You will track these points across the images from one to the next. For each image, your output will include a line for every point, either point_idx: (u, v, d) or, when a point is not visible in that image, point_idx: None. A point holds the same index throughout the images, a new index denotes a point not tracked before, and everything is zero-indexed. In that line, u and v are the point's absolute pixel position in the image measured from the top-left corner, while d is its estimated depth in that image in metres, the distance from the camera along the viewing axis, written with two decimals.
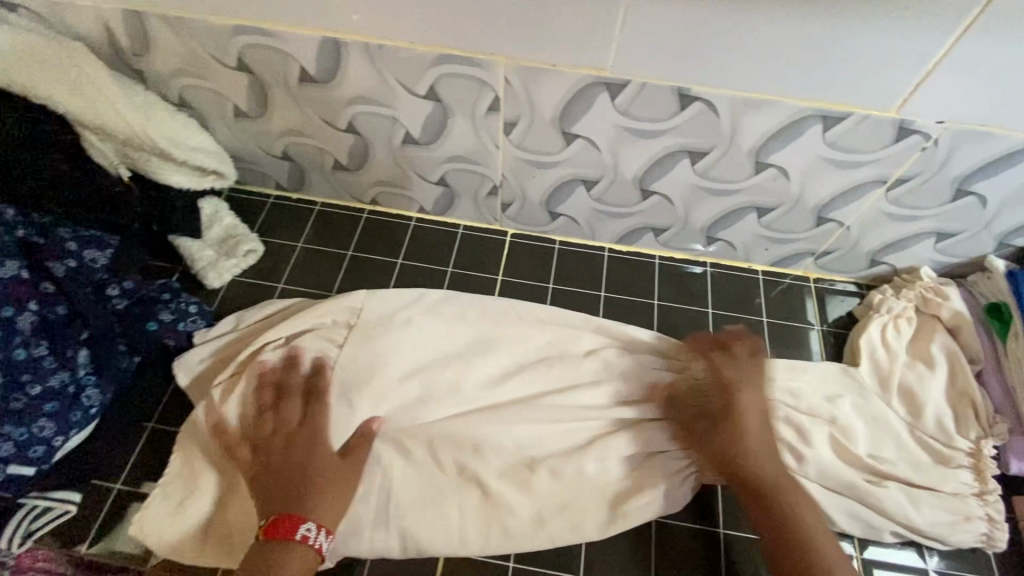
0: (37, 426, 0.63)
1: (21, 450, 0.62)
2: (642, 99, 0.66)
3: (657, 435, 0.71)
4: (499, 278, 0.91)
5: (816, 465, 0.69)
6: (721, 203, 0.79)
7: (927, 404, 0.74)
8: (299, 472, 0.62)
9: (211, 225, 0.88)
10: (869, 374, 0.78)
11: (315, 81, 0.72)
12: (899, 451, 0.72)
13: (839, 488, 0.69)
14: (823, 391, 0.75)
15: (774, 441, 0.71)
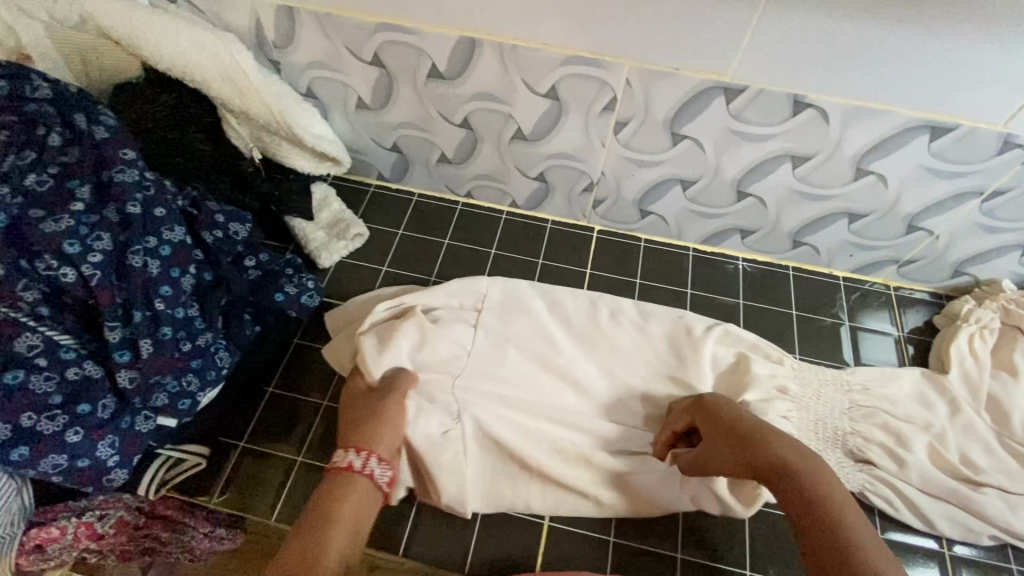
0: (187, 382, 0.67)
1: (171, 404, 0.66)
2: (757, 104, 0.70)
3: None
4: (588, 271, 0.95)
5: (914, 466, 0.73)
6: (814, 208, 0.83)
7: (1019, 415, 0.76)
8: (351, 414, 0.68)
9: (321, 209, 0.94)
10: (956, 380, 0.81)
11: (443, 77, 0.78)
12: (994, 458, 0.74)
13: (936, 490, 0.72)
14: (912, 395, 0.80)
15: (869, 443, 0.75)
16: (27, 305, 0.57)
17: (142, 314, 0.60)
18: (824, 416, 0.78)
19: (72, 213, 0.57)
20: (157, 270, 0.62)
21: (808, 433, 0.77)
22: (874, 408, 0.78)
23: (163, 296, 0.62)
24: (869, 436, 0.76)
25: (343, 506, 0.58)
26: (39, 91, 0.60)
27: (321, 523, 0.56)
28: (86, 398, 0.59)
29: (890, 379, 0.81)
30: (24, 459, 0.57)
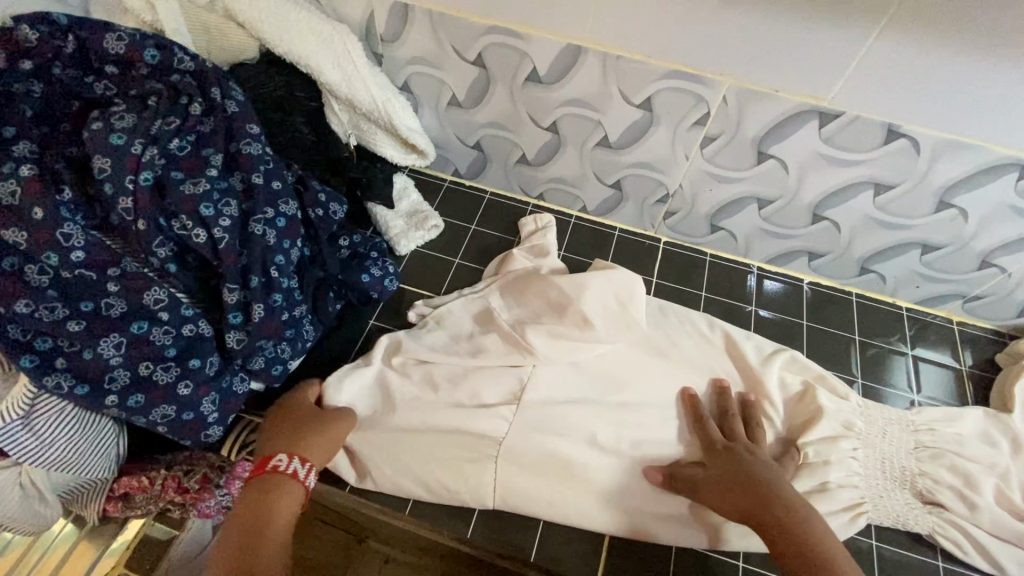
0: (281, 350, 0.71)
1: (265, 367, 0.69)
2: (849, 130, 0.72)
3: (826, 470, 0.75)
4: (654, 280, 0.97)
5: (986, 509, 0.74)
6: (889, 236, 0.85)
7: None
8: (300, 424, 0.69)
9: (400, 198, 0.97)
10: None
11: (541, 82, 0.81)
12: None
13: (1008, 536, 0.73)
14: (979, 433, 0.81)
15: (939, 485, 0.76)
16: (158, 261, 0.60)
17: (257, 280, 0.64)
18: (892, 454, 0.79)
19: (209, 177, 0.62)
20: (274, 240, 0.66)
21: (877, 471, 0.78)
22: (942, 449, 0.78)
23: (277, 266, 0.66)
24: (938, 478, 0.76)
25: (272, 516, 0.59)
26: (183, 63, 0.64)
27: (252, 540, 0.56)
28: (196, 354, 0.63)
29: (957, 420, 0.81)
30: (138, 406, 0.60)
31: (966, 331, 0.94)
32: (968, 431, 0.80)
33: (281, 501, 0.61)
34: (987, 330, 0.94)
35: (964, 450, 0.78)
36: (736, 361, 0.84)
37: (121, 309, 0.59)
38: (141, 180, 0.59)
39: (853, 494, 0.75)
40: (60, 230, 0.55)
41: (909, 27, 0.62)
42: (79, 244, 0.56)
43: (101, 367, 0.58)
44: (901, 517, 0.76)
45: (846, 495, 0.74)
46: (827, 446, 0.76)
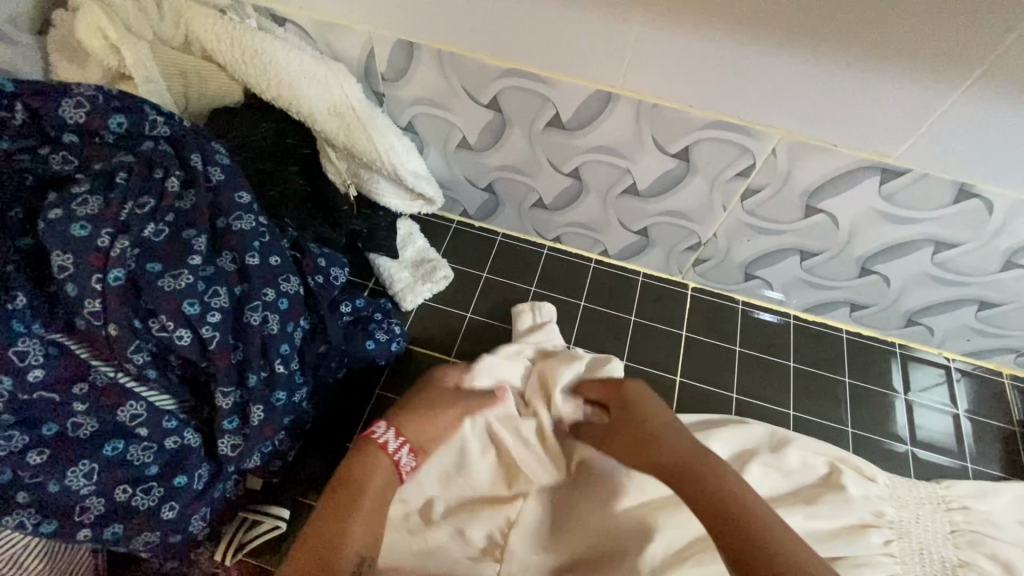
0: (280, 442, 0.62)
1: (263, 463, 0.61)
2: (914, 187, 0.65)
3: (858, 569, 0.66)
4: (683, 333, 0.89)
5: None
6: (944, 292, 0.77)
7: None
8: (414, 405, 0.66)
9: (405, 245, 0.88)
10: None
11: (564, 127, 0.72)
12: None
13: None
14: (1016, 514, 0.73)
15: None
16: (134, 367, 0.52)
17: (255, 377, 0.55)
18: (927, 543, 0.70)
19: (191, 266, 0.53)
20: (275, 326, 0.57)
21: (915, 565, 0.69)
22: (979, 535, 0.71)
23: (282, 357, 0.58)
24: (978, 568, 0.68)
25: (375, 476, 0.58)
26: (156, 128, 0.57)
27: (354, 498, 0.56)
28: (183, 469, 0.54)
29: (1002, 501, 0.73)
30: (116, 537, 0.53)
31: (1017, 385, 0.87)
32: (1003, 511, 0.73)
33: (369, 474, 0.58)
34: None
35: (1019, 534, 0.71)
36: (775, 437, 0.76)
37: (92, 429, 0.50)
38: (110, 279, 0.50)
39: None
40: (13, 347, 0.47)
41: (997, 85, 0.54)
42: (37, 361, 0.48)
43: (71, 498, 0.50)
44: None
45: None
46: (855, 538, 0.68)
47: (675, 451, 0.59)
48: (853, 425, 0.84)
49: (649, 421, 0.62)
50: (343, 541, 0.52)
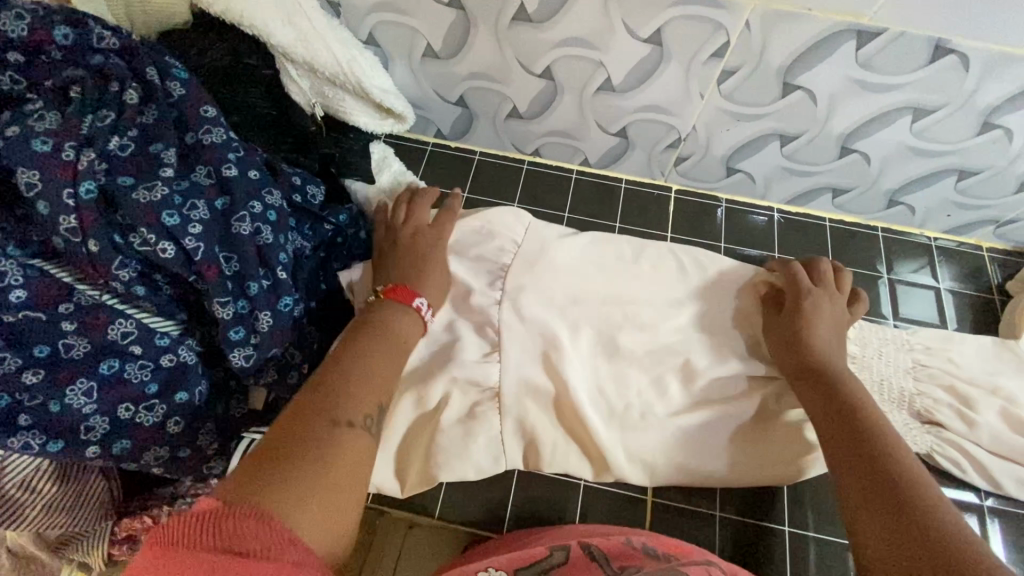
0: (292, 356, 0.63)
1: (278, 378, 0.62)
2: (891, 49, 0.64)
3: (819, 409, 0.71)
4: (668, 236, 0.89)
5: (985, 428, 0.72)
6: (923, 165, 0.77)
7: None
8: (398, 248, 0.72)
9: (380, 169, 0.84)
10: None
11: (529, 21, 0.70)
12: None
13: (1005, 450, 0.72)
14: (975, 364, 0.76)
15: (937, 404, 0.74)
16: (122, 285, 0.51)
17: (257, 286, 0.55)
18: (885, 378, 0.76)
19: (165, 179, 0.52)
20: (269, 237, 0.57)
21: (874, 395, 0.75)
22: (936, 368, 0.76)
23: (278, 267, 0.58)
24: (935, 397, 0.75)
25: (395, 324, 0.63)
26: (104, 40, 0.54)
27: (354, 353, 0.57)
28: (182, 386, 0.55)
29: (964, 350, 0.77)
30: (125, 452, 0.54)
31: (995, 258, 0.89)
32: (965, 353, 0.77)
33: (391, 324, 0.63)
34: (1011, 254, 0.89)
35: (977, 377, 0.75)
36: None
37: (85, 349, 0.50)
38: (82, 193, 0.48)
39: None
40: None
41: None
42: (17, 282, 0.48)
43: (75, 419, 0.50)
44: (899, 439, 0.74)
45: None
46: None
47: (822, 357, 0.64)
48: None
49: (814, 336, 0.65)
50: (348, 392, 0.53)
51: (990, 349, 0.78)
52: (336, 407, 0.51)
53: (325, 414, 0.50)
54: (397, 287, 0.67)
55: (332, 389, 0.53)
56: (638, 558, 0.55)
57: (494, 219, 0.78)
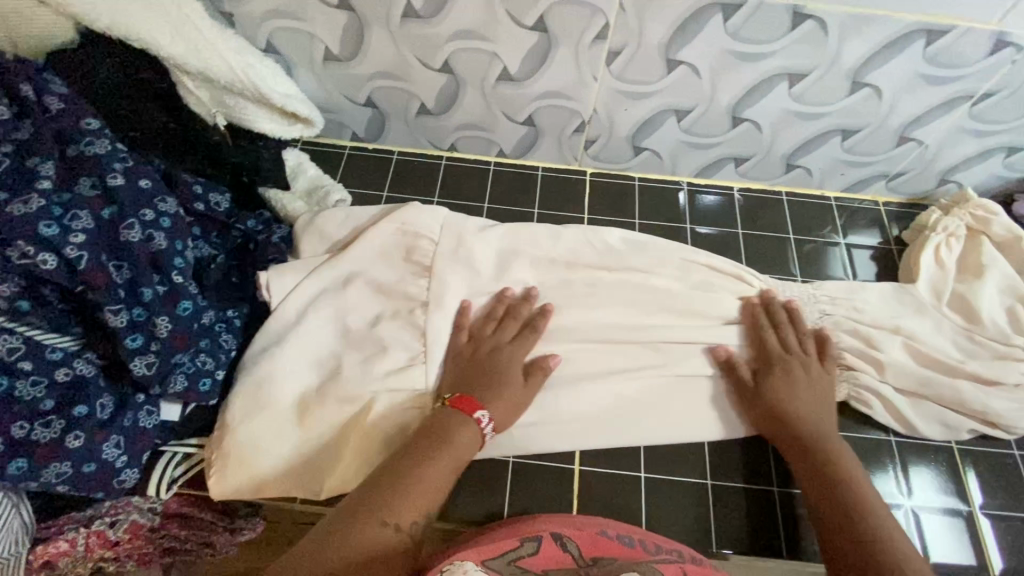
0: (202, 362, 0.63)
1: (191, 385, 0.62)
2: (755, 20, 0.68)
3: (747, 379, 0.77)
4: (585, 216, 0.92)
5: (890, 368, 0.77)
6: (810, 128, 0.82)
7: (984, 308, 0.80)
8: (486, 368, 0.70)
9: (295, 177, 0.87)
10: (927, 287, 0.84)
11: (419, 16, 0.72)
12: (965, 349, 0.79)
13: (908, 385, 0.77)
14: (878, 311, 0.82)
15: (844, 350, 0.79)
16: (7, 301, 0.52)
17: (151, 292, 0.56)
18: None
19: (41, 191, 0.52)
20: (164, 242, 0.58)
21: None
22: (841, 318, 0.81)
23: (178, 269, 0.59)
24: (842, 344, 0.79)
25: (456, 442, 0.64)
26: None
27: (428, 449, 0.62)
28: (81, 399, 0.55)
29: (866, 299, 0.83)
30: (23, 472, 0.52)
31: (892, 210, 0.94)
32: (866, 301, 0.82)
33: (451, 439, 0.64)
34: (908, 206, 0.94)
35: (879, 323, 0.80)
36: (670, 277, 0.83)
37: None
38: None
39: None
40: None
41: None
42: None
43: None
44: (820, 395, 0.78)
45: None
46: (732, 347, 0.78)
47: (812, 429, 0.68)
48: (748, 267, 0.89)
49: (785, 402, 0.70)
50: (412, 482, 0.59)
51: (890, 295, 0.83)
52: (389, 505, 0.57)
53: (376, 510, 0.56)
54: (463, 396, 0.67)
55: (384, 484, 0.59)
56: (620, 548, 0.57)
57: (409, 218, 0.80)
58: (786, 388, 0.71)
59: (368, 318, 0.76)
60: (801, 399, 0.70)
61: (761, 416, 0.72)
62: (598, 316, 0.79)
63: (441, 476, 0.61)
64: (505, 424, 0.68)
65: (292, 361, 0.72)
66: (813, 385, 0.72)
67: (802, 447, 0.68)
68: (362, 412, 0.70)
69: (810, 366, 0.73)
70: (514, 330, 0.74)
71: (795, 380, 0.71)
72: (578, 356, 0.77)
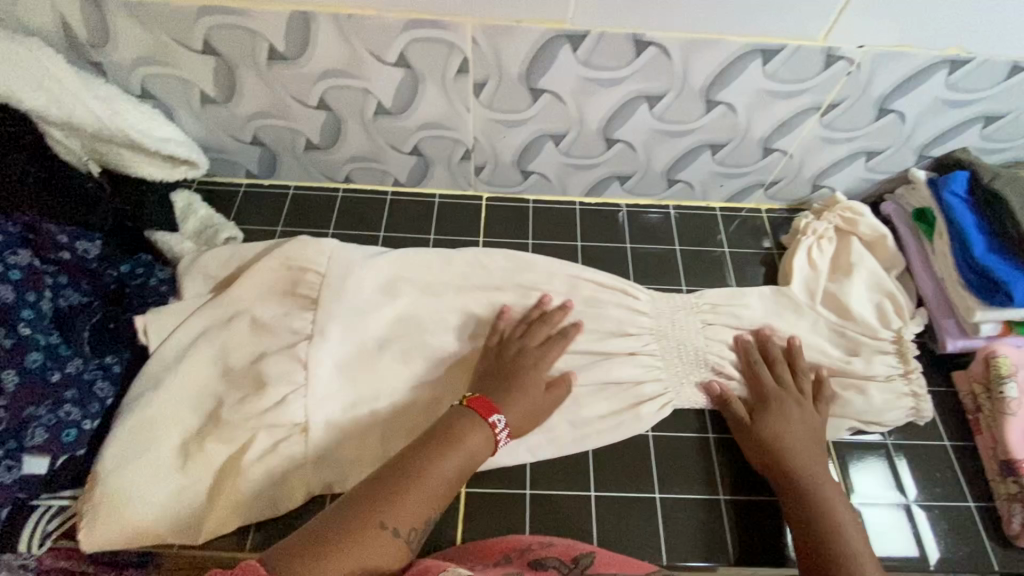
0: (64, 412, 0.66)
1: (52, 436, 0.65)
2: (601, 48, 0.71)
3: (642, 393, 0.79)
4: (479, 239, 0.94)
5: None
6: (679, 144, 0.86)
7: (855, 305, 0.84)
8: (517, 368, 0.74)
9: (185, 218, 0.87)
10: (800, 287, 0.87)
11: (284, 58, 0.74)
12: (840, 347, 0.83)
13: None
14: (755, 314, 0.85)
15: (724, 355, 0.82)
16: None
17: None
18: (680, 341, 0.83)
19: None
20: (9, 296, 0.64)
21: (668, 355, 0.82)
22: (721, 324, 0.84)
23: (25, 321, 0.65)
24: (722, 350, 0.82)
25: (467, 445, 0.63)
26: None
27: (433, 453, 0.62)
28: None
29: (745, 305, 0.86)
30: None
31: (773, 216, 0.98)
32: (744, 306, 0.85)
33: (466, 440, 0.63)
34: (790, 211, 0.98)
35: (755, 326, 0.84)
36: (558, 294, 0.85)
37: None
38: None
39: (655, 386, 0.80)
40: None
41: None
42: None
43: None
44: (702, 402, 0.80)
45: (648, 388, 0.80)
46: (617, 359, 0.81)
47: (783, 469, 0.70)
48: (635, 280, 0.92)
49: (783, 439, 0.72)
50: (404, 491, 0.58)
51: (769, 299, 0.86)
52: (372, 514, 0.55)
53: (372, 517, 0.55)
54: (478, 396, 0.69)
55: (388, 494, 0.57)
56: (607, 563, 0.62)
57: (294, 252, 0.81)
58: (777, 430, 0.73)
59: (253, 356, 0.76)
60: (789, 437, 0.72)
61: (756, 458, 0.73)
62: (484, 338, 0.81)
63: (449, 471, 0.61)
64: (519, 426, 0.70)
65: (173, 403, 0.72)
66: (808, 422, 0.73)
67: (782, 489, 0.69)
68: (246, 448, 0.71)
69: (784, 404, 0.75)
70: (547, 334, 0.78)
71: (766, 421, 0.74)
72: (464, 380, 0.78)
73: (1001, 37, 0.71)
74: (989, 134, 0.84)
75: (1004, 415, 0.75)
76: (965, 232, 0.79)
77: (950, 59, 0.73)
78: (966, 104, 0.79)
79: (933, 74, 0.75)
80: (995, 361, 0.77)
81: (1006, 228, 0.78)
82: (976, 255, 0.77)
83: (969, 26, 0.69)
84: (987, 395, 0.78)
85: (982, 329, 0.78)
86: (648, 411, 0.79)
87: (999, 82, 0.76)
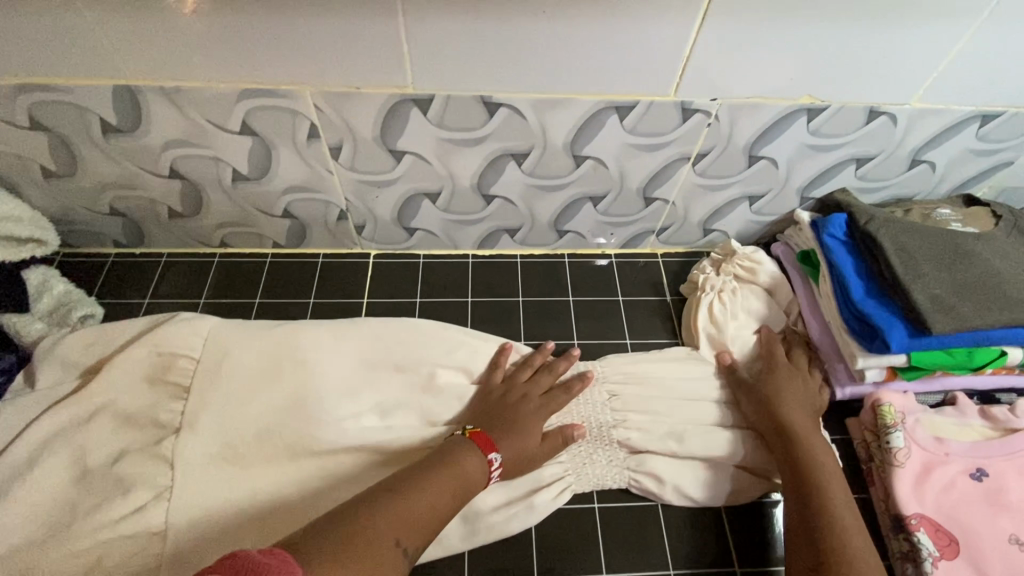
0: None
1: None
2: (450, 111, 0.70)
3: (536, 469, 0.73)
4: (364, 300, 0.90)
5: (657, 430, 0.77)
6: (557, 198, 0.84)
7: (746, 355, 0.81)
8: (506, 414, 0.72)
9: (38, 296, 0.81)
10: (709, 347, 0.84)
11: (121, 131, 0.70)
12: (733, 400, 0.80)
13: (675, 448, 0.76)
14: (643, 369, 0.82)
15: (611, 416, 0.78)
16: None
17: None
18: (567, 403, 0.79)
19: None
20: None
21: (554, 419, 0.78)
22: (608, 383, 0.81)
23: None
24: (609, 410, 0.78)
25: (464, 468, 0.61)
26: None
27: (429, 473, 0.59)
28: None
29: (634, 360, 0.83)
30: None
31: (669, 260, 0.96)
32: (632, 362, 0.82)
33: (463, 464, 0.61)
34: (687, 254, 0.97)
35: (644, 383, 0.81)
36: (438, 360, 0.81)
37: None
38: None
39: (556, 468, 0.74)
40: None
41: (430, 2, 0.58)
42: None
43: None
44: (601, 481, 0.75)
45: (549, 472, 0.73)
46: None
47: (800, 447, 0.69)
48: (525, 335, 0.88)
49: (789, 416, 0.72)
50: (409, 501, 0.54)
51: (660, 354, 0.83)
52: (382, 526, 0.50)
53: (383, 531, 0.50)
54: (478, 432, 0.67)
55: (396, 508, 0.53)
56: None
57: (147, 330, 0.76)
58: (785, 407, 0.73)
59: (96, 449, 0.70)
60: (799, 417, 0.72)
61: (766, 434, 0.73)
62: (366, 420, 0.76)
63: (443, 496, 0.57)
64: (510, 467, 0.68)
65: None
66: (809, 399, 0.76)
67: (791, 470, 0.68)
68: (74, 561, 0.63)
69: (798, 383, 0.77)
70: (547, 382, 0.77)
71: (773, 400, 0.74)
72: (341, 470, 0.73)
73: (852, 84, 0.70)
74: (865, 174, 0.83)
75: (892, 466, 0.72)
76: (845, 276, 0.78)
77: (806, 107, 0.72)
78: (834, 147, 0.78)
79: (794, 121, 0.74)
80: (880, 408, 0.76)
81: (884, 271, 0.76)
82: (855, 300, 0.76)
83: (817, 75, 0.69)
84: (877, 443, 0.76)
85: (867, 375, 0.76)
86: (544, 500, 0.72)
87: (861, 125, 0.76)
